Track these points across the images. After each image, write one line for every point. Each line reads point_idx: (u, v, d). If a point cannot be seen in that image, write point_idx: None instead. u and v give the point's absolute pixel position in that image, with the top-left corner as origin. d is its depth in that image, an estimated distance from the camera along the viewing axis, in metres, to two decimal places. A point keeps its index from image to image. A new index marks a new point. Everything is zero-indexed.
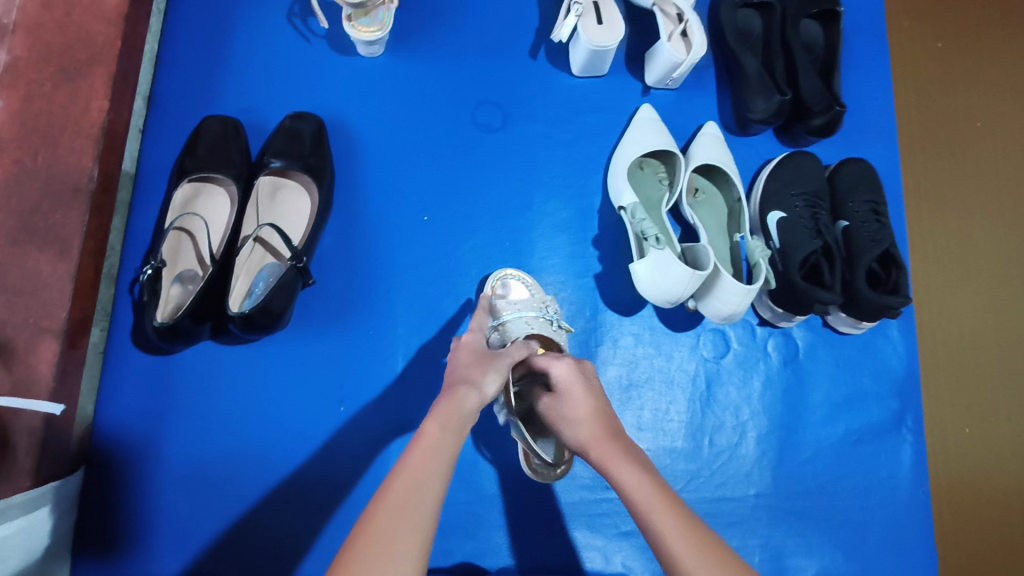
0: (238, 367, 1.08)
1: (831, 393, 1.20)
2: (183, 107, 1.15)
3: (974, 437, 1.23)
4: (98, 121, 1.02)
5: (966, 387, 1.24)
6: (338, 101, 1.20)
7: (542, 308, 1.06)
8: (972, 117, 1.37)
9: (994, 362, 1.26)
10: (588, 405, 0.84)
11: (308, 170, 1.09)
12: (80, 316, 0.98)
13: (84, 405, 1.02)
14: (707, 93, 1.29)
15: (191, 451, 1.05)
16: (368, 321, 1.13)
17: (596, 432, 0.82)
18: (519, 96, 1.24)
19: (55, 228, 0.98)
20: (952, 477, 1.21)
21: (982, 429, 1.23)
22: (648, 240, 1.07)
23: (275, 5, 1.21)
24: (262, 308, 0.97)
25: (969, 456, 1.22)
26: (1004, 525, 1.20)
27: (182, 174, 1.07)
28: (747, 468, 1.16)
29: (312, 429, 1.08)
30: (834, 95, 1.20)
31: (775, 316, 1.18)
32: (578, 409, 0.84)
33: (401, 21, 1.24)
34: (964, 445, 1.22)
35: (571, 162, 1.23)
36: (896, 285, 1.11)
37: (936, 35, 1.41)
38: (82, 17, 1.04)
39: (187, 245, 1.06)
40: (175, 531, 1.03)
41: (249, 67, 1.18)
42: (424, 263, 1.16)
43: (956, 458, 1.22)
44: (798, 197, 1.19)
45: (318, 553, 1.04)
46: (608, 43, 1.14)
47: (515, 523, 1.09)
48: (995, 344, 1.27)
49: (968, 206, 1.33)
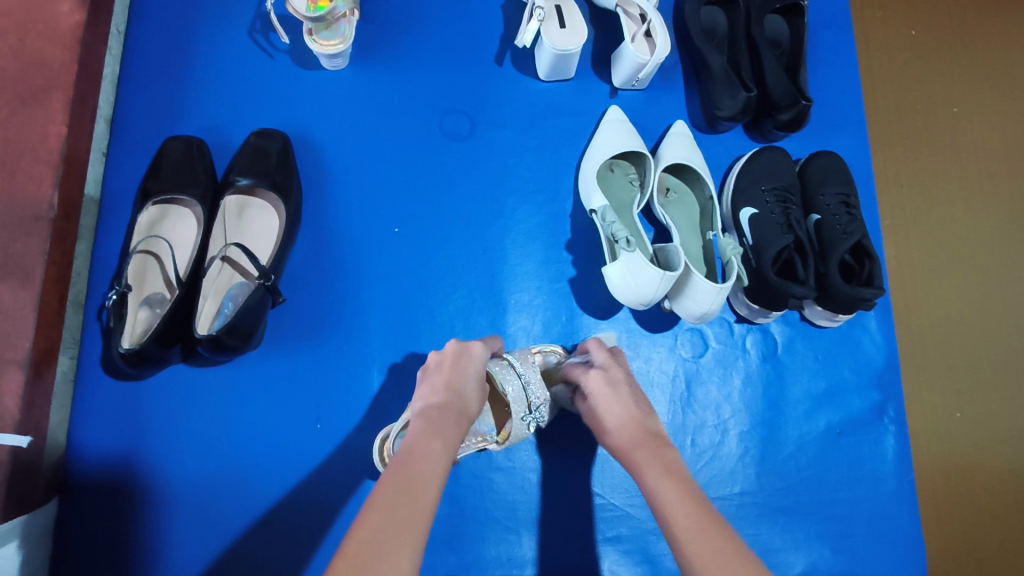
0: (209, 389, 1.07)
1: (812, 387, 1.20)
2: (146, 128, 1.14)
3: (963, 420, 1.22)
4: (57, 148, 1.00)
5: (954, 372, 1.24)
6: (305, 116, 1.19)
7: (529, 405, 0.91)
8: (946, 103, 1.38)
9: (980, 346, 1.26)
10: (625, 408, 0.84)
11: (274, 187, 1.08)
12: (45, 345, 0.97)
13: (56, 435, 1.00)
14: (676, 93, 1.29)
15: (166, 477, 1.04)
16: (343, 336, 1.12)
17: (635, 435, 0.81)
18: (486, 103, 1.23)
19: (17, 258, 0.96)
20: (940, 462, 1.21)
21: (971, 413, 1.23)
22: (619, 243, 1.05)
23: (237, 21, 1.20)
24: (231, 329, 0.96)
25: (959, 442, 1.22)
26: (996, 508, 1.20)
27: (146, 197, 1.06)
28: (731, 467, 1.16)
29: (290, 448, 1.07)
30: (800, 88, 1.20)
31: (752, 312, 1.17)
32: (612, 411, 0.84)
33: (366, 33, 1.23)
34: (953, 432, 1.22)
35: (542, 167, 1.22)
36: (869, 276, 1.10)
37: (908, 24, 1.41)
38: (37, 42, 1.03)
39: (154, 268, 1.05)
40: (155, 556, 1.01)
41: (212, 86, 1.18)
42: (399, 273, 1.15)
43: (943, 443, 1.21)
44: (768, 192, 1.18)
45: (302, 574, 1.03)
46: (571, 46, 1.14)
47: (499, 530, 1.08)
48: (981, 327, 1.27)
49: (948, 191, 1.33)
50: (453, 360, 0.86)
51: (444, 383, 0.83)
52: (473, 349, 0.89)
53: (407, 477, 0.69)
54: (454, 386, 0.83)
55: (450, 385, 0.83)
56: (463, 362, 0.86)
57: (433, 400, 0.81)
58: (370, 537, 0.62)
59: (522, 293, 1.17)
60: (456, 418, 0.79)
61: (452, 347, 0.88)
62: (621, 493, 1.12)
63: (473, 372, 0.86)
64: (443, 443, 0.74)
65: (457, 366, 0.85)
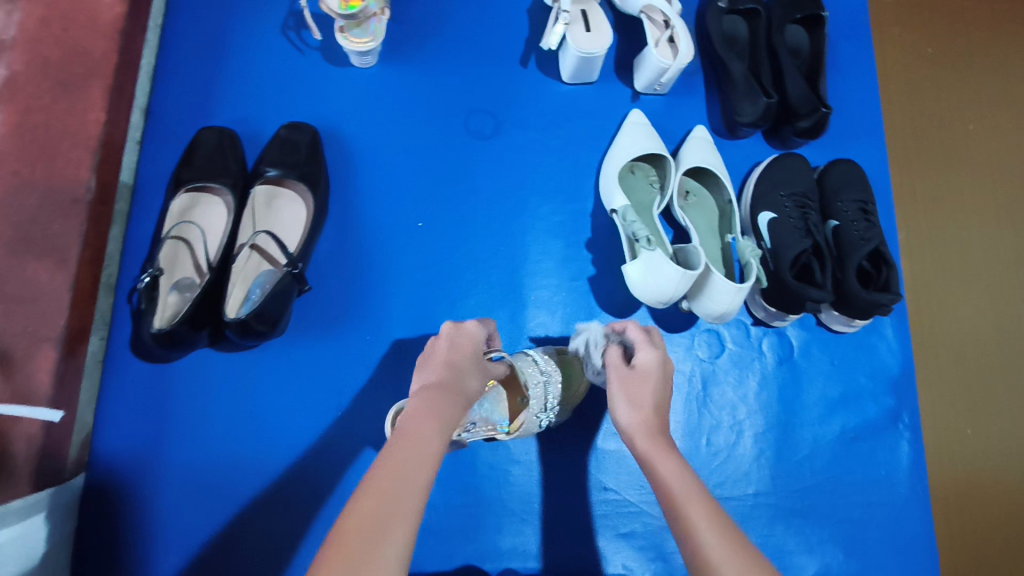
0: (235, 373, 1.09)
1: (827, 391, 1.21)
2: (180, 119, 1.17)
3: (975, 438, 1.23)
4: (96, 133, 1.03)
5: (967, 387, 1.25)
6: (335, 112, 1.21)
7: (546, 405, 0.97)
8: (962, 120, 1.39)
9: (994, 363, 1.26)
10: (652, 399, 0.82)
11: (303, 178, 1.11)
12: (78, 324, 0.99)
13: (84, 414, 1.02)
14: (696, 98, 1.31)
15: (190, 457, 1.05)
16: (365, 325, 1.13)
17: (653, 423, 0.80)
18: (511, 103, 1.26)
19: (53, 238, 0.98)
20: (952, 478, 1.21)
21: (983, 429, 1.23)
22: (640, 242, 1.08)
23: (270, 18, 1.23)
24: (258, 314, 0.98)
25: (971, 460, 1.22)
26: (1007, 523, 1.20)
27: (179, 184, 1.09)
28: (745, 467, 1.17)
29: (311, 435, 1.08)
30: (820, 96, 1.22)
31: (769, 315, 1.19)
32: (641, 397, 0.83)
33: (396, 33, 1.26)
34: (966, 448, 1.22)
35: (564, 167, 1.24)
36: (886, 282, 1.11)
37: (925, 41, 1.43)
38: (79, 31, 1.05)
39: (184, 253, 1.07)
40: (176, 535, 1.03)
41: (245, 81, 1.20)
42: (422, 267, 1.17)
43: (955, 460, 1.22)
44: (787, 198, 1.21)
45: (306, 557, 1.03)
46: (595, 50, 1.17)
47: (513, 524, 1.09)
48: (995, 344, 1.27)
49: (964, 206, 1.35)
50: (450, 341, 0.84)
51: (441, 358, 0.82)
52: (467, 328, 0.87)
53: (421, 462, 0.71)
54: (452, 365, 0.81)
55: (447, 364, 0.81)
56: (459, 342, 0.85)
57: (432, 379, 0.79)
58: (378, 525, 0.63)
59: (542, 290, 1.19)
60: (455, 397, 0.77)
61: (446, 330, 0.86)
62: (637, 489, 1.13)
63: (472, 351, 0.85)
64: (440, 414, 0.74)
65: (453, 346, 0.84)
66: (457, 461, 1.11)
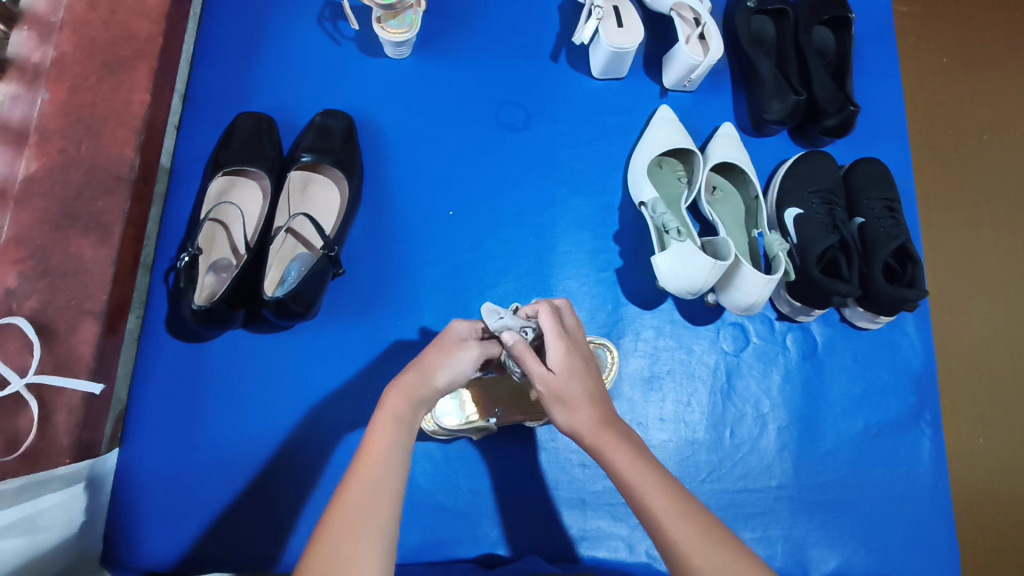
0: (268, 353, 1.10)
1: (850, 387, 1.22)
2: (218, 104, 1.19)
3: (988, 446, 1.24)
4: (140, 114, 1.05)
5: (980, 394, 1.26)
6: (367, 102, 1.23)
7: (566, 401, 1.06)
8: (977, 131, 1.41)
9: (1007, 371, 1.27)
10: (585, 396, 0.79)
11: (339, 164, 1.12)
12: (119, 299, 1.01)
13: (119, 389, 1.05)
14: (723, 96, 1.33)
15: (222, 435, 1.07)
16: (396, 311, 1.15)
17: (595, 419, 0.78)
18: (541, 96, 1.28)
19: (97, 215, 1.00)
20: (963, 482, 1.22)
21: (997, 435, 1.25)
22: (670, 233, 1.09)
23: (307, 8, 1.26)
24: (295, 295, 1.00)
25: (985, 463, 1.23)
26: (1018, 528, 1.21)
27: (216, 167, 1.11)
28: (768, 460, 1.17)
29: (339, 418, 1.09)
30: (847, 95, 1.23)
31: (794, 310, 1.20)
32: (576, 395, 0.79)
33: (427, 27, 1.28)
34: (980, 453, 1.24)
35: (593, 160, 1.26)
36: (912, 279, 1.12)
37: (942, 51, 1.45)
38: (126, 15, 1.08)
39: (222, 235, 1.09)
40: (207, 510, 1.04)
41: (281, 68, 1.23)
42: (451, 256, 1.18)
43: (968, 465, 1.23)
44: (814, 194, 1.22)
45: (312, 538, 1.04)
46: (628, 45, 1.18)
47: (534, 510, 1.10)
48: (1008, 351, 1.29)
49: (978, 215, 1.36)
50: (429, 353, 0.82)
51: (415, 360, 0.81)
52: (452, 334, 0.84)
53: None
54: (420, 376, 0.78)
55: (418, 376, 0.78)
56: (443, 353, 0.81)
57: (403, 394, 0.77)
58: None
59: (569, 280, 1.20)
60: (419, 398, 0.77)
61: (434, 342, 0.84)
62: None
63: (447, 344, 0.82)
64: (405, 396, 0.76)
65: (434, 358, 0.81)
66: (482, 447, 1.12)
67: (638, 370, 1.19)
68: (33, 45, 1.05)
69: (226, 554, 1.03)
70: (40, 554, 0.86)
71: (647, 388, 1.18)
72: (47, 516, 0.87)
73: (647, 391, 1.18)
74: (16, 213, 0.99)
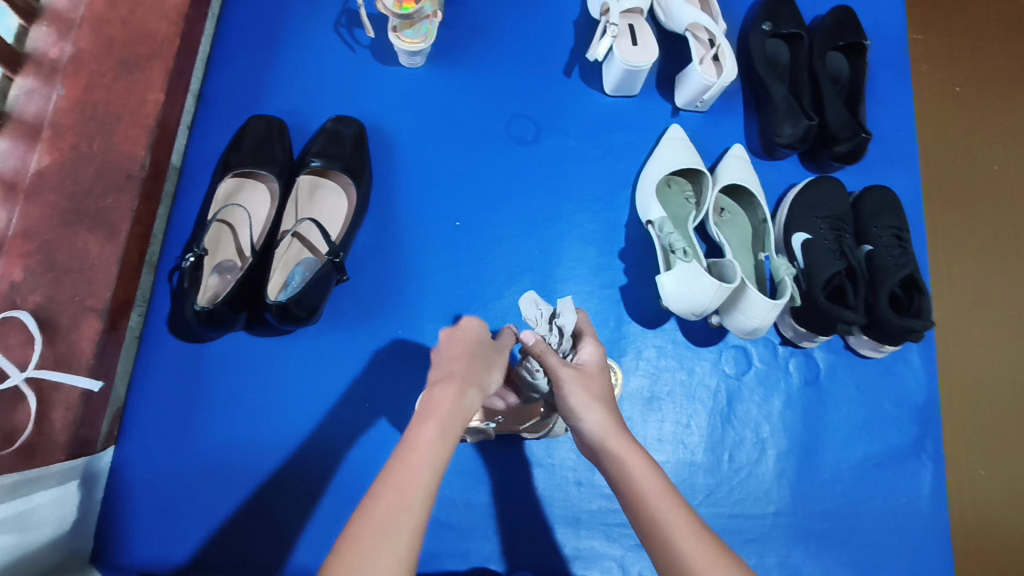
0: (268, 358, 1.10)
1: (850, 416, 1.21)
2: (231, 106, 1.20)
3: (989, 480, 1.22)
4: (153, 113, 1.06)
5: (981, 426, 1.25)
6: (379, 109, 1.24)
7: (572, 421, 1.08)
8: (987, 161, 1.40)
9: (1009, 405, 1.26)
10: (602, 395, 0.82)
11: (347, 170, 1.12)
12: (122, 297, 1.02)
13: (118, 387, 1.05)
14: (734, 117, 1.33)
15: (218, 438, 1.06)
16: (398, 320, 1.14)
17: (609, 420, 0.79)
18: (553, 110, 1.28)
19: (105, 212, 1.01)
20: (965, 516, 1.20)
21: (998, 469, 1.23)
22: (676, 253, 1.09)
23: (323, 14, 1.26)
24: (298, 300, 1.00)
25: (984, 498, 1.21)
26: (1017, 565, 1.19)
27: (226, 168, 1.11)
28: (767, 486, 1.16)
29: (335, 424, 1.08)
30: (859, 121, 1.23)
31: (798, 335, 1.19)
32: (595, 393, 0.81)
33: (442, 36, 1.29)
34: (980, 487, 1.22)
35: (602, 176, 1.26)
36: (918, 309, 1.12)
37: (955, 80, 1.44)
38: (145, 15, 1.09)
39: (228, 236, 1.10)
40: (199, 513, 1.03)
41: (295, 73, 1.23)
42: (455, 265, 1.18)
43: (969, 498, 1.21)
44: (822, 220, 1.21)
45: (306, 546, 1.03)
46: (641, 63, 1.18)
47: (527, 526, 1.09)
48: (1012, 384, 1.27)
49: (986, 246, 1.35)
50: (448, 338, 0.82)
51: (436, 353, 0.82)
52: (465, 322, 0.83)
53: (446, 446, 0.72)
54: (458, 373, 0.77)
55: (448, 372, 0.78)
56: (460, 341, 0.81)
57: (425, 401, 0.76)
58: (397, 502, 0.65)
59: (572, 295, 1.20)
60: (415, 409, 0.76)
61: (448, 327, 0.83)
62: None
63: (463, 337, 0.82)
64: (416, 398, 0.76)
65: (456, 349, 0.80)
66: (477, 459, 1.11)
67: (638, 389, 1.18)
68: (52, 41, 1.06)
69: (215, 557, 1.02)
70: (30, 552, 0.86)
71: (647, 408, 1.18)
72: (39, 513, 0.87)
73: (646, 411, 1.18)
74: (25, 207, 0.99)
